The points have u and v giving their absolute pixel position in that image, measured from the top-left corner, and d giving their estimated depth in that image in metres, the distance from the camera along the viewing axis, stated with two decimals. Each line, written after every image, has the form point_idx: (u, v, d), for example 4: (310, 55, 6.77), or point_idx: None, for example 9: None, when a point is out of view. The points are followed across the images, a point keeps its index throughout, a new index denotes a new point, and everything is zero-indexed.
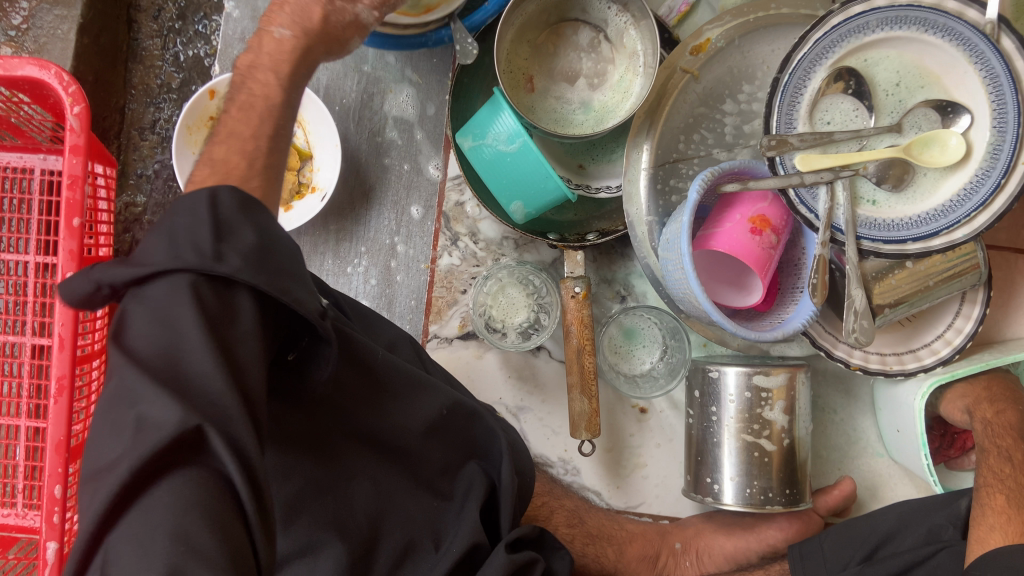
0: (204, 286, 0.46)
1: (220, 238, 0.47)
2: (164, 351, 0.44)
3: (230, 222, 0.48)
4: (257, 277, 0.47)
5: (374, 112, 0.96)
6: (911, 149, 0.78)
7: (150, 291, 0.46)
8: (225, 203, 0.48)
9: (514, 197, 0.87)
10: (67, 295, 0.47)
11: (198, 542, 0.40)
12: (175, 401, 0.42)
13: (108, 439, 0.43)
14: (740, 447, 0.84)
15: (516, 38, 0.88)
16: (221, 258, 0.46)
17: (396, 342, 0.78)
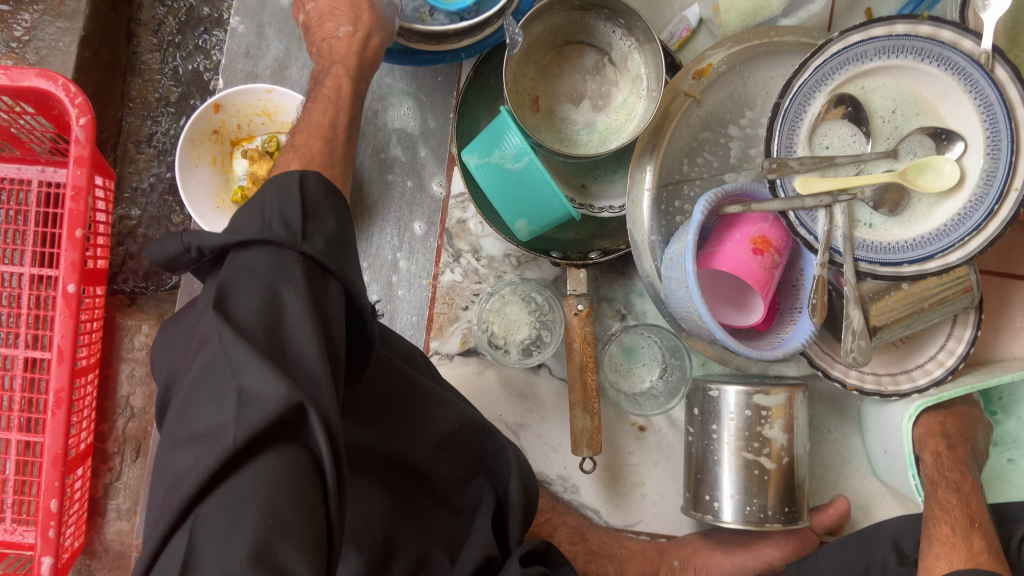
0: (303, 262, 0.51)
1: (311, 221, 0.54)
2: (262, 322, 0.48)
3: (316, 206, 0.55)
4: (337, 260, 0.53)
5: (379, 128, 0.96)
6: (906, 174, 0.80)
7: (250, 258, 0.51)
8: (313, 189, 0.56)
9: (519, 214, 0.88)
10: (163, 252, 0.55)
11: (285, 519, 0.42)
12: (279, 376, 0.45)
13: (209, 408, 0.46)
14: (740, 465, 0.85)
15: (522, 59, 0.89)
16: (310, 235, 0.53)
17: (413, 354, 0.81)
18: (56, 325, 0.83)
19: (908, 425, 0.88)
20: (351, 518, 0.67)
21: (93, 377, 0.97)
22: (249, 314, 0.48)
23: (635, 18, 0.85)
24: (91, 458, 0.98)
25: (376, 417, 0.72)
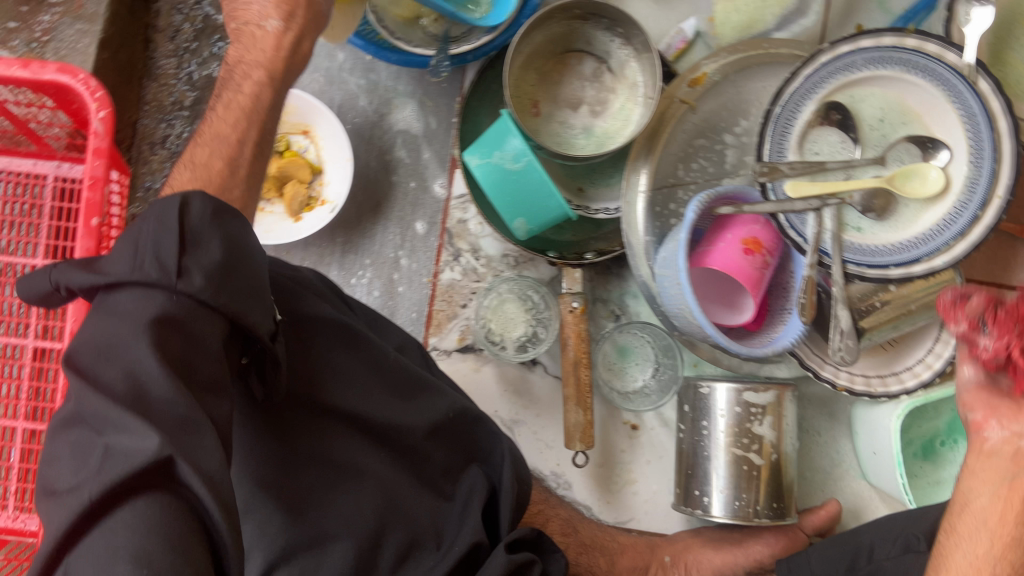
0: (176, 303, 0.49)
1: (189, 253, 0.50)
2: (126, 374, 0.46)
3: (197, 234, 0.52)
4: (223, 295, 0.51)
5: (385, 130, 1.00)
6: (893, 180, 0.83)
7: (120, 301, 0.49)
8: (197, 213, 0.53)
9: (517, 213, 0.91)
10: (28, 292, 0.54)
11: (159, 567, 0.40)
12: (147, 425, 0.44)
13: (72, 462, 0.45)
14: (730, 461, 0.87)
15: (525, 65, 0.93)
16: (186, 273, 0.49)
17: (408, 343, 0.82)
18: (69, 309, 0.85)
19: (898, 425, 0.90)
20: (339, 505, 0.68)
21: None
22: (117, 368, 0.46)
23: (633, 27, 0.89)
24: None
25: (374, 401, 0.73)
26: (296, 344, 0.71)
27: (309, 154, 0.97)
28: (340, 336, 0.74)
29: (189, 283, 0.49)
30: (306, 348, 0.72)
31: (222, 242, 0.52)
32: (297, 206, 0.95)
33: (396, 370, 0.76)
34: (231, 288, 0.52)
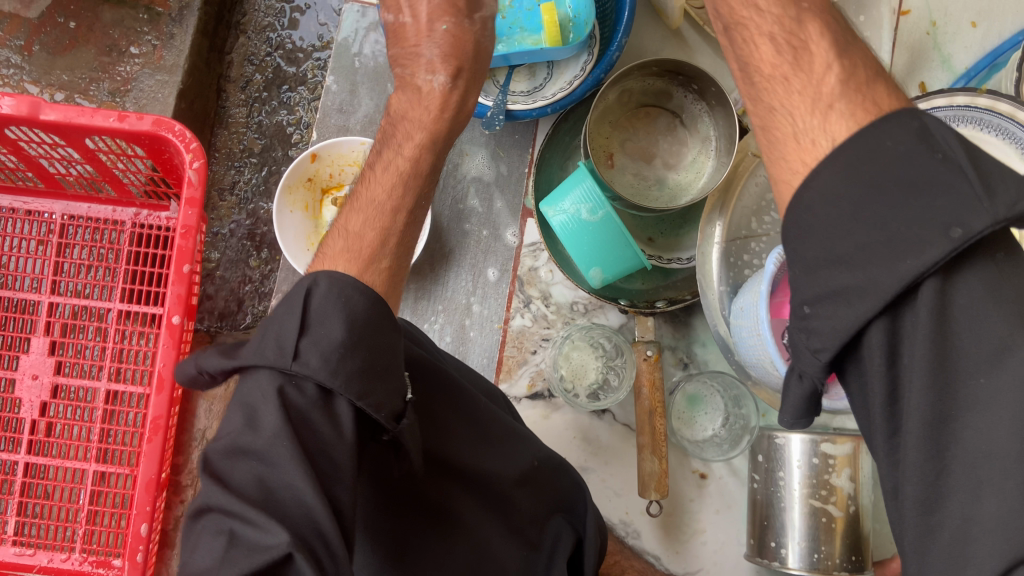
0: (291, 386, 0.51)
1: (309, 338, 0.52)
2: (258, 482, 0.49)
3: (321, 313, 0.53)
4: (350, 384, 0.52)
5: (458, 179, 1.02)
6: None
7: (251, 385, 0.52)
8: (322, 294, 0.55)
9: (593, 262, 0.93)
10: (180, 374, 0.59)
11: None
12: (280, 526, 0.46)
13: (209, 546, 0.48)
14: (808, 512, 0.88)
15: (599, 118, 0.96)
16: (302, 360, 0.51)
17: (494, 392, 0.84)
18: (159, 354, 0.85)
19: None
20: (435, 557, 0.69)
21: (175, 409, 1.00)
22: (248, 471, 0.50)
23: (710, 85, 0.91)
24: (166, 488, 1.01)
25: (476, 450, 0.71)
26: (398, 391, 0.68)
27: None
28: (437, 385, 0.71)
29: (304, 368, 0.51)
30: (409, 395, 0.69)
31: (342, 318, 0.53)
32: None
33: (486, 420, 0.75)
34: (357, 366, 0.52)
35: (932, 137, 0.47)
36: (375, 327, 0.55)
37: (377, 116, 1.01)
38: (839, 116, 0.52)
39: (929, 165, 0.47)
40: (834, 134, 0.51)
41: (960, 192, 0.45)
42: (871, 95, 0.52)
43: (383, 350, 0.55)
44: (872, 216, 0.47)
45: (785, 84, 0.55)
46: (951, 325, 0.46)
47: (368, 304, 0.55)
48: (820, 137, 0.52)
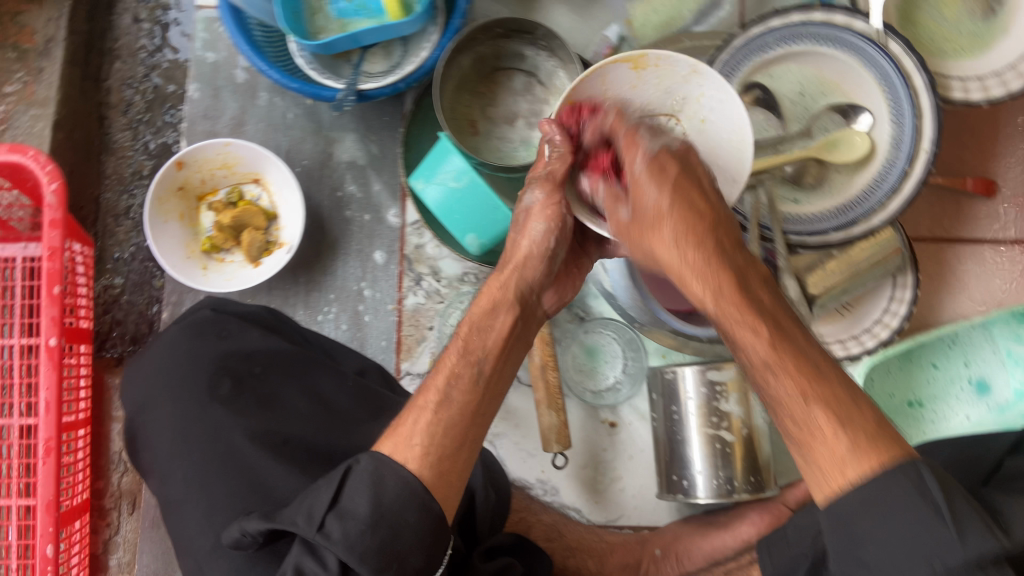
0: (308, 561, 0.55)
1: (335, 512, 0.56)
2: None
3: (355, 496, 0.56)
4: (368, 559, 0.54)
5: (333, 168, 1.03)
6: (822, 148, 0.88)
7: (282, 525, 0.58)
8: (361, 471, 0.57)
9: (467, 230, 0.94)
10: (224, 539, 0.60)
11: None
12: None
13: None
14: (704, 440, 0.89)
15: (457, 89, 0.97)
16: (326, 531, 0.55)
17: (366, 367, 0.79)
18: (41, 378, 0.86)
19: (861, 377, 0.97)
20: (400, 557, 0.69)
21: (85, 434, 1.02)
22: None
23: (554, 38, 0.92)
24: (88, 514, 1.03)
25: (326, 431, 0.69)
26: (246, 378, 0.71)
27: (262, 201, 1.00)
28: (287, 368, 0.73)
29: (327, 539, 0.54)
30: (258, 380, 0.71)
31: (369, 494, 0.56)
32: (255, 252, 0.99)
33: (346, 402, 0.73)
34: (376, 545, 0.54)
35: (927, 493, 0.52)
36: (403, 507, 0.56)
37: (244, 117, 1.02)
38: (842, 439, 0.56)
39: (915, 513, 0.52)
40: (835, 453, 0.56)
41: (929, 526, 0.51)
42: (832, 395, 0.57)
43: (409, 533, 0.56)
44: (867, 534, 0.53)
45: (755, 338, 0.61)
46: (831, 513, 0.55)
47: (397, 486, 0.57)
48: (826, 436, 0.56)
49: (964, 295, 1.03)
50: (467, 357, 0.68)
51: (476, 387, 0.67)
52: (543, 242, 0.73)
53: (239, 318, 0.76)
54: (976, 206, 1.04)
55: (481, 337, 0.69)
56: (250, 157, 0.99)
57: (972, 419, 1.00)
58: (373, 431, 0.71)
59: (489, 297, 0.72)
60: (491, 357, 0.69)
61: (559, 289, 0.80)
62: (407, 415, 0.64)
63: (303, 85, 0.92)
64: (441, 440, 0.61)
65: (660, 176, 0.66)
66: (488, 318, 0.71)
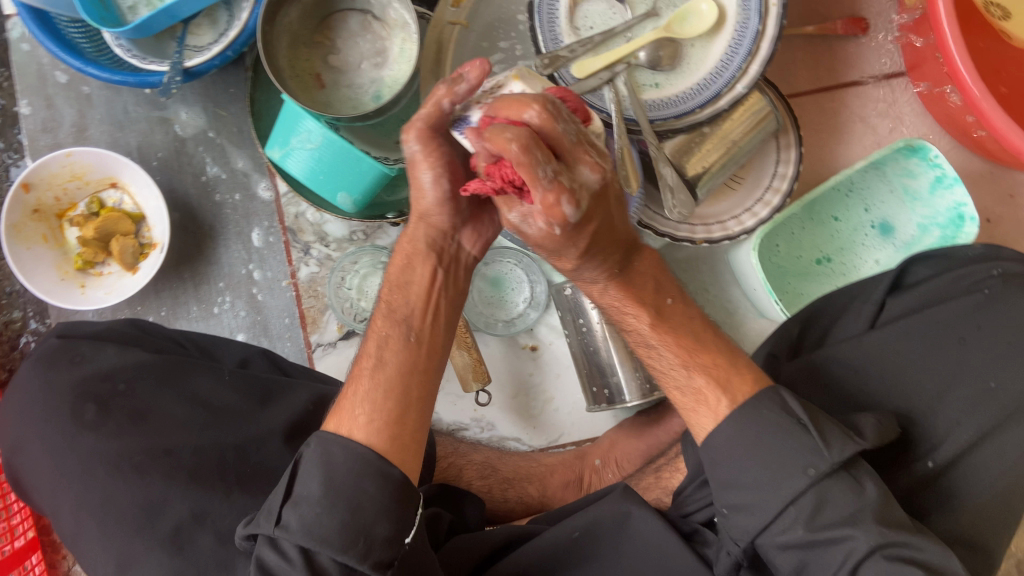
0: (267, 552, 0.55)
1: (291, 501, 0.56)
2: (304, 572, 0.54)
3: (307, 479, 0.56)
4: (332, 540, 0.54)
5: (190, 154, 0.99)
6: (672, 26, 0.85)
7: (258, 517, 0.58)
8: (311, 454, 0.58)
9: (337, 189, 0.91)
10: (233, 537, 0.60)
11: None
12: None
13: None
14: (616, 346, 0.88)
15: (292, 44, 0.92)
16: (285, 523, 0.55)
17: (251, 352, 0.79)
18: None
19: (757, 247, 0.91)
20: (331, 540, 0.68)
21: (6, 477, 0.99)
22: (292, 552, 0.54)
23: None
24: (37, 551, 1.01)
25: (208, 433, 0.68)
26: (111, 399, 0.69)
27: (125, 205, 0.96)
28: (154, 376, 0.71)
29: (286, 530, 0.54)
30: (125, 397, 0.69)
31: (319, 475, 0.56)
32: (130, 259, 0.95)
33: (224, 398, 0.71)
34: (336, 524, 0.54)
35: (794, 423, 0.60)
36: (360, 475, 0.57)
37: (85, 122, 0.98)
38: (704, 407, 0.64)
39: (784, 424, 0.60)
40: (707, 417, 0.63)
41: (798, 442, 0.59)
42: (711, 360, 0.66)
43: (370, 504, 0.55)
44: (746, 458, 0.60)
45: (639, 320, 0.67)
46: (715, 464, 0.62)
47: (345, 453, 0.57)
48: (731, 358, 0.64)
49: (855, 141, 1.01)
50: (392, 318, 0.68)
51: (410, 346, 0.66)
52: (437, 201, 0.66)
53: (92, 339, 0.73)
54: (850, 47, 1.00)
55: (403, 294, 0.69)
56: (98, 162, 0.94)
57: (883, 261, 0.98)
58: (258, 418, 0.71)
59: (408, 253, 0.70)
60: (419, 312, 0.68)
61: (481, 230, 0.74)
62: (346, 388, 0.64)
63: (125, 75, 0.86)
64: (385, 405, 0.61)
65: (555, 238, 0.57)
66: (406, 275, 0.70)
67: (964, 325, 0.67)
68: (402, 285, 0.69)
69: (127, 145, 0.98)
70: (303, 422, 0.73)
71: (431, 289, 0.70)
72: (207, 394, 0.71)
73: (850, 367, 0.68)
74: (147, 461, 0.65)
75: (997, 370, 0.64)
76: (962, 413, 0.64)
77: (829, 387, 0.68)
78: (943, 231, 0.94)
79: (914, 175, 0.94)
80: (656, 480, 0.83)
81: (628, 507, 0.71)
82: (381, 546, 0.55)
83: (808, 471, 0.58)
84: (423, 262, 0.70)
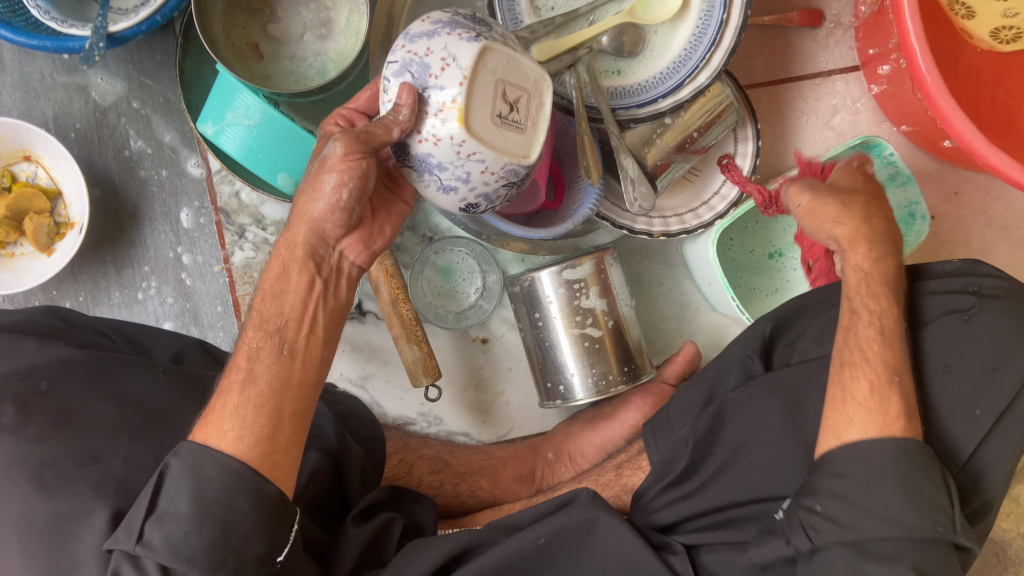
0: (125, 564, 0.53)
1: (154, 517, 0.53)
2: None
3: (173, 492, 0.53)
4: (198, 559, 0.52)
5: (112, 126, 0.91)
6: (635, 11, 0.82)
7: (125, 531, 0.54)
8: (177, 468, 0.54)
9: (276, 170, 0.84)
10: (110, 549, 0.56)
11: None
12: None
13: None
14: (573, 342, 0.85)
15: (227, 9, 0.84)
16: (147, 540, 0.52)
17: (185, 344, 0.73)
18: None
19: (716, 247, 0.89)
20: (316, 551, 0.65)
21: None
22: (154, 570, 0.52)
23: None
24: None
25: (141, 436, 0.62)
26: (31, 397, 0.61)
27: (40, 179, 0.88)
28: (82, 374, 0.64)
29: (147, 549, 0.52)
30: (49, 397, 0.62)
31: (187, 491, 0.53)
32: (45, 240, 0.87)
33: (159, 398, 0.65)
34: (204, 542, 0.52)
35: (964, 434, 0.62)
36: (232, 494, 0.53)
37: None
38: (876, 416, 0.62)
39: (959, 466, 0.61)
40: (866, 447, 0.61)
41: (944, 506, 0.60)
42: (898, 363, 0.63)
43: (243, 523, 0.53)
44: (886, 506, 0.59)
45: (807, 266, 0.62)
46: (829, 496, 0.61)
47: (219, 473, 0.54)
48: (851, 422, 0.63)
49: (808, 134, 1.01)
50: (264, 328, 0.60)
51: (282, 360, 0.59)
52: (340, 201, 0.59)
53: (10, 332, 0.65)
54: (807, 39, 0.99)
55: (276, 303, 0.60)
56: (10, 132, 0.86)
57: None
58: (195, 419, 0.66)
59: (282, 262, 0.61)
60: (295, 322, 0.60)
61: (368, 239, 0.65)
62: (214, 401, 0.58)
63: (42, 40, 0.79)
64: (259, 421, 0.57)
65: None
66: (282, 282, 0.60)
67: (948, 349, 0.67)
68: (274, 294, 0.61)
69: (43, 116, 0.91)
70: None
71: (305, 295, 0.61)
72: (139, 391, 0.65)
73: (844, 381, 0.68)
74: (75, 465, 0.59)
75: (978, 397, 0.65)
76: (939, 432, 0.66)
77: (816, 399, 0.68)
78: None
79: (867, 174, 0.94)
80: (616, 477, 0.81)
81: (595, 514, 0.70)
82: (252, 566, 0.54)
83: (938, 527, 0.58)
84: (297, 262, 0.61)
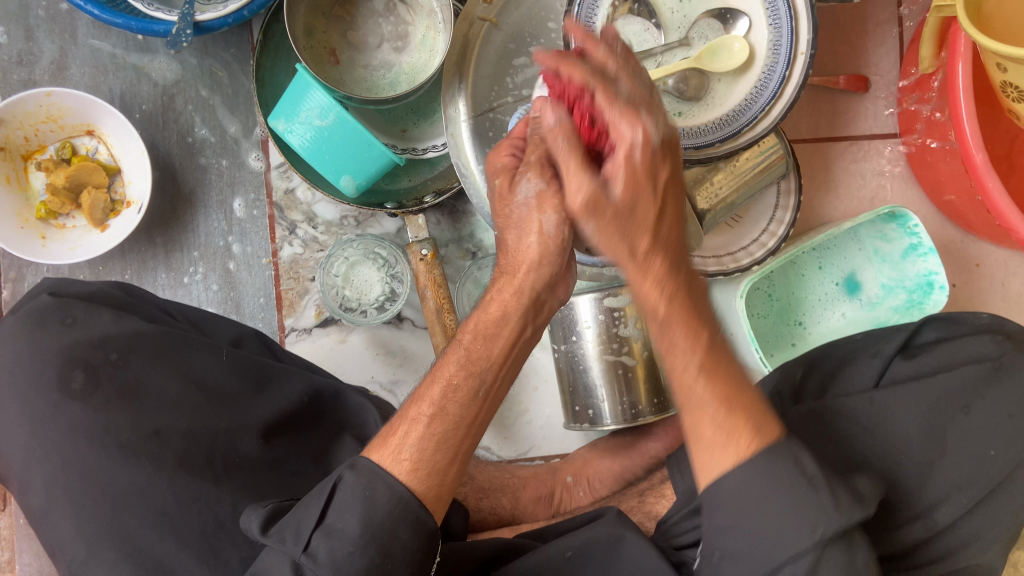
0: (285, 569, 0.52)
1: (323, 529, 0.53)
2: None
3: (343, 505, 0.53)
4: None
5: (178, 111, 0.92)
6: (703, 58, 0.84)
7: (281, 525, 0.54)
8: (349, 482, 0.54)
9: (340, 172, 0.86)
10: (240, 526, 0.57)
11: None
12: None
13: None
14: (605, 368, 0.88)
15: (311, 12, 0.88)
16: (312, 550, 0.52)
17: (242, 334, 0.74)
18: None
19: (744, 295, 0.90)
20: None
21: None
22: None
23: None
24: None
25: (201, 416, 0.63)
26: (102, 368, 0.63)
27: (101, 155, 0.89)
28: (154, 349, 0.65)
29: (312, 561, 0.52)
30: (117, 369, 0.63)
31: (359, 511, 0.53)
32: (99, 215, 0.88)
33: (221, 381, 0.66)
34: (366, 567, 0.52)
35: (802, 483, 0.52)
36: (396, 522, 0.53)
37: (65, 59, 0.91)
38: (732, 445, 0.53)
39: (774, 495, 0.52)
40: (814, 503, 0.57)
41: (795, 497, 0.52)
42: (898, 406, 0.67)
43: (401, 553, 0.53)
44: (745, 516, 0.52)
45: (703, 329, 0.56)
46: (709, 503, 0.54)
47: (390, 500, 0.53)
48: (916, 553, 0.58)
49: (840, 192, 1.05)
50: (467, 368, 0.58)
51: (475, 402, 0.58)
52: (551, 248, 0.58)
53: (86, 301, 0.66)
54: (851, 102, 1.04)
55: (485, 345, 0.58)
56: (79, 106, 0.86)
57: (847, 316, 1.01)
58: (254, 407, 0.67)
59: (499, 304, 0.59)
60: (498, 365, 0.59)
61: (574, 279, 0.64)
62: (396, 425, 0.58)
63: (128, 19, 0.80)
64: (432, 455, 0.56)
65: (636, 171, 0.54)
66: (499, 324, 0.59)
67: (970, 394, 0.67)
68: (480, 326, 0.59)
69: (106, 91, 0.91)
70: (294, 417, 0.69)
71: (513, 339, 0.60)
72: (207, 374, 0.66)
73: (881, 415, 0.68)
74: (136, 440, 0.61)
75: (997, 440, 0.66)
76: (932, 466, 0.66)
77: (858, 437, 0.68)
78: (910, 295, 0.97)
79: (887, 240, 0.97)
80: (639, 503, 0.83)
81: (621, 531, 0.70)
82: None
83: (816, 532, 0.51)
84: (517, 303, 0.59)
